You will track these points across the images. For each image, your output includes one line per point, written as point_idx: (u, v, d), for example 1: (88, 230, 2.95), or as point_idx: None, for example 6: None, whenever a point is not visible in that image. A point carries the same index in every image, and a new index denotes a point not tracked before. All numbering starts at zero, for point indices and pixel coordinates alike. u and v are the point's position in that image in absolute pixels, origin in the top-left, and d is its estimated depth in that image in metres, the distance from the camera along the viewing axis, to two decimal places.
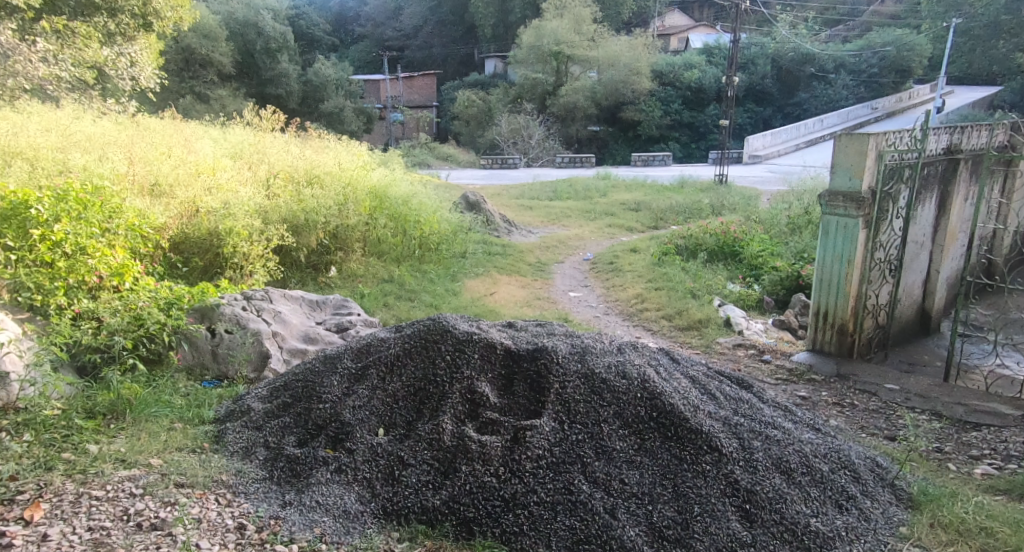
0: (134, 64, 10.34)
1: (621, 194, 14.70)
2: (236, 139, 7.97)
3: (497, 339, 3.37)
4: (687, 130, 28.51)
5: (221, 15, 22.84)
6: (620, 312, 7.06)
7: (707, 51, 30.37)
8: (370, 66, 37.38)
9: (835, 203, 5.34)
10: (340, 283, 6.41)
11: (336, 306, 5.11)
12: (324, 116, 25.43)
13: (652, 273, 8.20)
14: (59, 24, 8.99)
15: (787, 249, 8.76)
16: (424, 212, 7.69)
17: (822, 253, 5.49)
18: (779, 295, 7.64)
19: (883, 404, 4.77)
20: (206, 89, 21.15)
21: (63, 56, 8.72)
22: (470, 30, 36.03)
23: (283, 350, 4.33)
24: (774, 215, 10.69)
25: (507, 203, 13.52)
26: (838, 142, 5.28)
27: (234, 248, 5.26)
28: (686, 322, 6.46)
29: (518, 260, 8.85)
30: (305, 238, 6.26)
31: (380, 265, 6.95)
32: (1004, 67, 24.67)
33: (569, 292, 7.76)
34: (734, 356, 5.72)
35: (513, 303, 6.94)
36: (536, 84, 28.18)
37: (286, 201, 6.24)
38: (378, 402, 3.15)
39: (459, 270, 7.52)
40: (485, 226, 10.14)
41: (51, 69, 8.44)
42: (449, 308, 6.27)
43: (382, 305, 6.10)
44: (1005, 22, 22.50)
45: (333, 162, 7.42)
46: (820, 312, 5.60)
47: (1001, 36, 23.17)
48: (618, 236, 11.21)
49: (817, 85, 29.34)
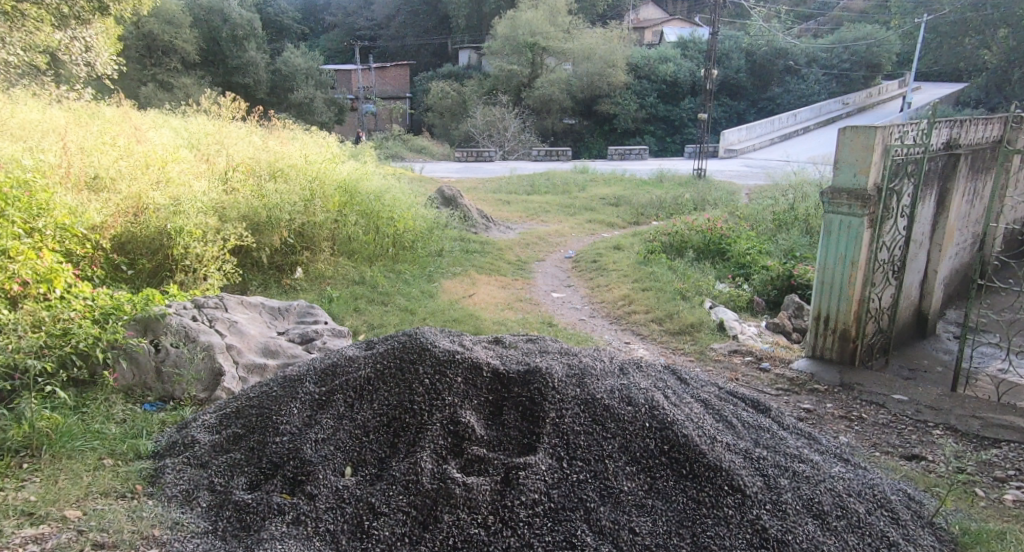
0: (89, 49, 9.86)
1: (599, 189, 14.34)
2: (195, 128, 7.44)
3: (483, 359, 2.95)
4: (662, 124, 28.26)
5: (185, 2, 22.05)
6: (607, 315, 6.68)
7: (682, 45, 30.12)
8: (341, 56, 36.57)
9: (839, 201, 4.98)
10: (307, 286, 5.93)
11: (301, 313, 4.63)
12: (293, 106, 24.71)
13: (638, 272, 7.83)
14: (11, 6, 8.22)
15: (776, 248, 8.46)
16: (397, 208, 7.23)
17: (823, 253, 5.13)
18: (771, 295, 7.32)
19: (893, 417, 4.41)
20: (169, 77, 20.38)
21: (15, 39, 8.17)
22: (443, 21, 35.39)
23: (238, 366, 3.86)
24: (757, 212, 10.40)
25: (484, 197, 13.09)
26: (841, 135, 4.93)
27: (185, 250, 4.78)
28: (677, 326, 6.09)
29: (497, 258, 8.43)
30: (267, 238, 5.74)
31: (350, 265, 6.47)
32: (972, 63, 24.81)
33: (552, 293, 7.36)
34: (730, 365, 5.35)
35: (493, 305, 6.52)
36: (511, 76, 27.59)
37: (246, 196, 5.73)
38: (345, 434, 2.71)
39: (435, 269, 7.06)
40: (462, 221, 9.69)
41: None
42: (425, 313, 5.81)
43: (353, 310, 5.63)
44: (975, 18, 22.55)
45: (299, 154, 6.90)
46: (821, 317, 5.25)
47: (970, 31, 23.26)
48: (599, 232, 10.84)
49: (790, 79, 29.29)
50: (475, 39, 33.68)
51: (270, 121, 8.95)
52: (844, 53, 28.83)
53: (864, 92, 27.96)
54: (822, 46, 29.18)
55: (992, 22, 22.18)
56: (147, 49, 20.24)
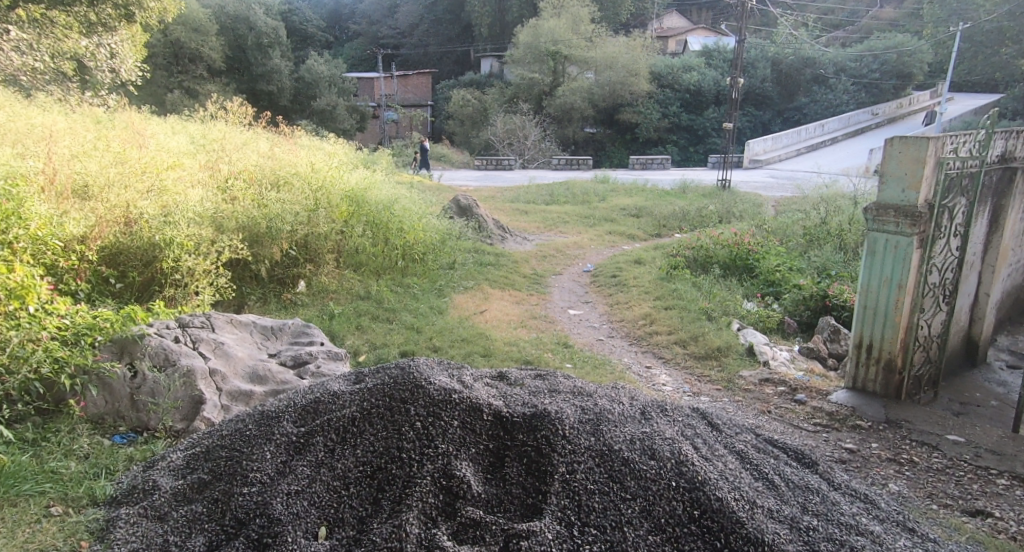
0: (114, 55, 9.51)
1: (620, 199, 13.93)
2: (202, 134, 7.18)
3: (484, 400, 2.59)
4: (685, 134, 27.81)
5: (211, 9, 22.05)
6: (627, 335, 6.27)
7: (706, 53, 29.66)
8: (364, 64, 36.52)
9: (884, 218, 4.57)
10: (308, 301, 5.60)
11: (295, 332, 4.29)
12: (316, 114, 24.58)
13: (660, 288, 7.42)
14: (37, 13, 8.10)
15: (807, 265, 8.01)
16: (407, 219, 6.92)
17: (866, 276, 4.71)
18: (803, 316, 6.87)
19: (949, 462, 4.05)
20: (194, 85, 20.33)
21: (40, 46, 8.02)
22: (466, 29, 35.21)
23: (221, 394, 3.50)
24: (786, 226, 9.94)
25: (500, 206, 12.75)
26: (889, 145, 4.52)
27: (175, 263, 4.45)
28: (703, 350, 5.68)
29: (512, 270, 8.07)
30: (266, 250, 5.40)
31: (356, 278, 6.15)
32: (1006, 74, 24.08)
33: (569, 309, 6.97)
34: (761, 396, 4.95)
35: (506, 322, 6.15)
36: (532, 84, 27.28)
37: (246, 206, 5.40)
38: (322, 487, 2.35)
39: (446, 283, 6.72)
40: (476, 232, 9.33)
41: (24, 58, 7.76)
42: (433, 331, 5.45)
43: (356, 328, 5.29)
44: (1012, 27, 21.86)
45: (304, 162, 6.62)
46: (863, 345, 4.82)
47: (1005, 41, 22.58)
48: (619, 245, 10.44)
49: (817, 89, 28.68)
50: (497, 47, 33.44)
51: (280, 127, 8.70)
52: (873, 63, 28.16)
53: (893, 103, 27.28)
54: (850, 55, 28.54)
55: None
56: (174, 57, 20.23)
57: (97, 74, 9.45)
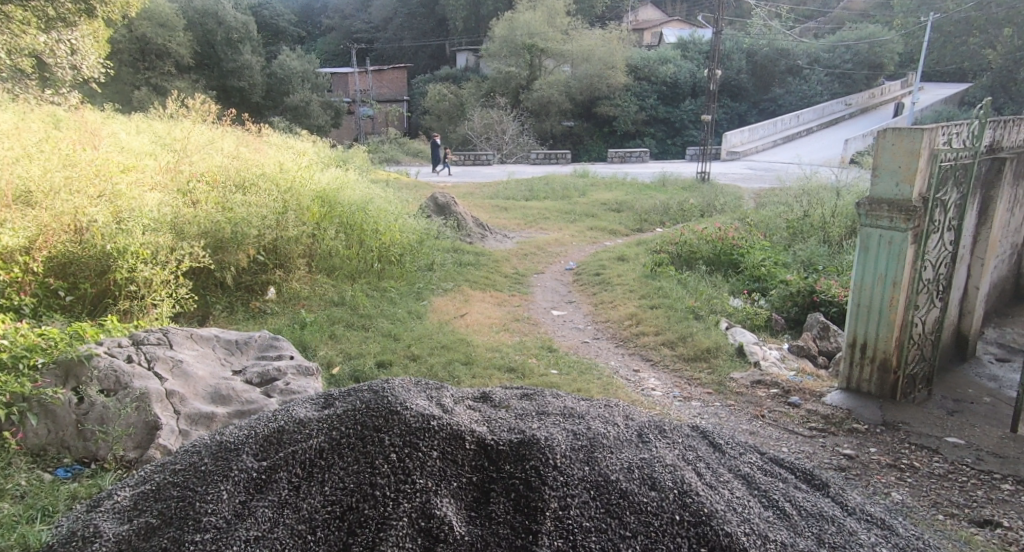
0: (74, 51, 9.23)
1: (601, 194, 13.72)
2: (164, 133, 6.83)
3: (466, 426, 2.35)
4: (662, 126, 27.70)
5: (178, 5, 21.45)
6: (613, 337, 6.05)
7: (682, 45, 29.57)
8: (339, 59, 35.94)
9: (878, 212, 4.38)
10: (278, 309, 5.32)
11: (262, 346, 4.00)
12: (289, 110, 24.06)
13: (645, 286, 7.22)
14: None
15: (793, 259, 7.87)
16: (382, 220, 6.65)
17: (860, 273, 4.52)
18: (791, 313, 6.70)
19: (952, 467, 3.86)
20: (163, 82, 19.78)
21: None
22: (440, 23, 34.80)
23: (179, 417, 3.23)
24: (768, 219, 9.80)
25: (479, 203, 12.48)
26: (881, 137, 4.32)
27: (130, 274, 4.14)
28: (691, 352, 5.48)
29: (493, 270, 7.82)
30: (231, 257, 5.08)
31: (330, 284, 5.87)
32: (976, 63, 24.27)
33: (552, 310, 6.75)
34: (754, 399, 4.74)
35: (488, 326, 5.90)
36: (509, 78, 26.98)
37: (209, 210, 5.09)
38: (285, 533, 2.09)
39: (424, 286, 6.47)
40: (455, 231, 9.07)
41: None
42: (410, 339, 5.18)
43: (329, 337, 5.01)
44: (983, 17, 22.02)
45: (271, 163, 6.34)
46: (857, 344, 4.64)
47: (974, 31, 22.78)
48: (601, 241, 10.23)
49: (792, 80, 28.71)
50: (472, 41, 33.11)
51: (248, 126, 8.38)
52: (845, 53, 28.24)
53: (867, 93, 27.40)
54: (824, 46, 28.60)
55: (998, 20, 21.68)
56: (140, 53, 19.63)
57: (57, 70, 9.13)
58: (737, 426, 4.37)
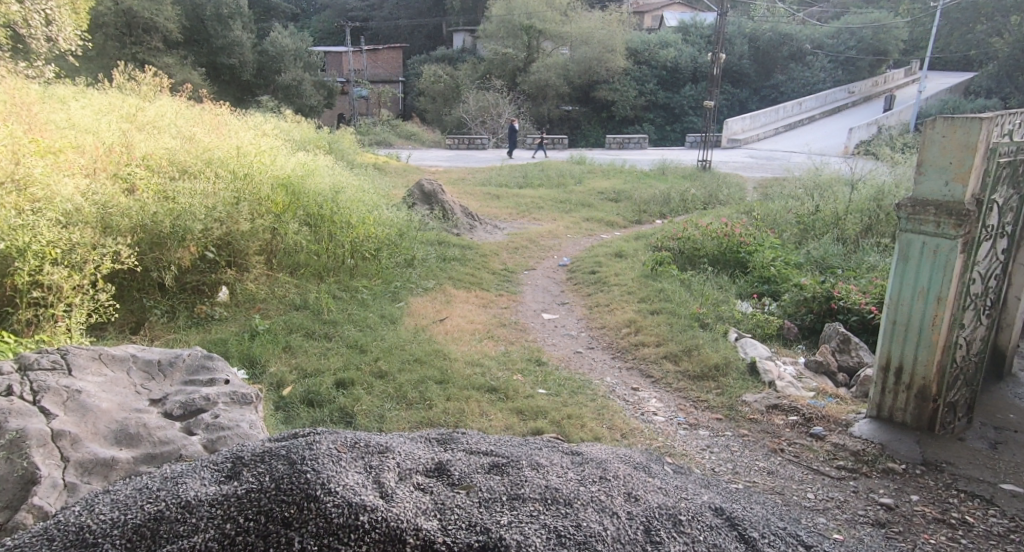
0: (50, 23, 8.49)
1: (598, 182, 13.05)
2: (115, 109, 6.14)
3: (409, 521, 1.93)
4: (662, 112, 27.00)
5: None
6: (609, 347, 5.41)
7: (684, 29, 28.82)
8: (333, 38, 34.89)
9: (923, 216, 3.72)
10: (229, 314, 4.67)
11: (192, 367, 3.32)
12: (281, 89, 23.23)
13: (645, 288, 6.57)
14: None
15: (806, 260, 7.25)
16: (356, 211, 5.97)
17: (896, 286, 3.86)
18: (806, 321, 6.06)
19: (1014, 524, 3.22)
20: (150, 58, 18.93)
21: None
22: (437, 2, 33.90)
23: (67, 466, 2.57)
24: (776, 213, 9.16)
25: (470, 190, 11.79)
26: (929, 127, 3.70)
27: (35, 278, 3.51)
28: (697, 369, 4.84)
29: (479, 266, 7.15)
30: (172, 254, 4.43)
31: (293, 283, 5.24)
32: (982, 51, 23.59)
33: (543, 313, 6.10)
34: (771, 428, 4.11)
35: (470, 333, 5.23)
36: (506, 60, 26.13)
37: (148, 199, 4.46)
38: None
39: (403, 285, 5.81)
40: (441, 221, 8.39)
41: None
42: (380, 351, 4.52)
43: (283, 350, 4.36)
44: None
45: (227, 146, 5.66)
46: (891, 368, 3.93)
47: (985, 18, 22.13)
48: (597, 233, 9.58)
49: (795, 66, 27.96)
50: (469, 21, 32.21)
51: (215, 106, 7.68)
52: (851, 39, 27.46)
53: (871, 81, 26.73)
54: (829, 32, 27.85)
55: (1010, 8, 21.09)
56: (127, 27, 18.68)
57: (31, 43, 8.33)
58: (751, 463, 3.75)
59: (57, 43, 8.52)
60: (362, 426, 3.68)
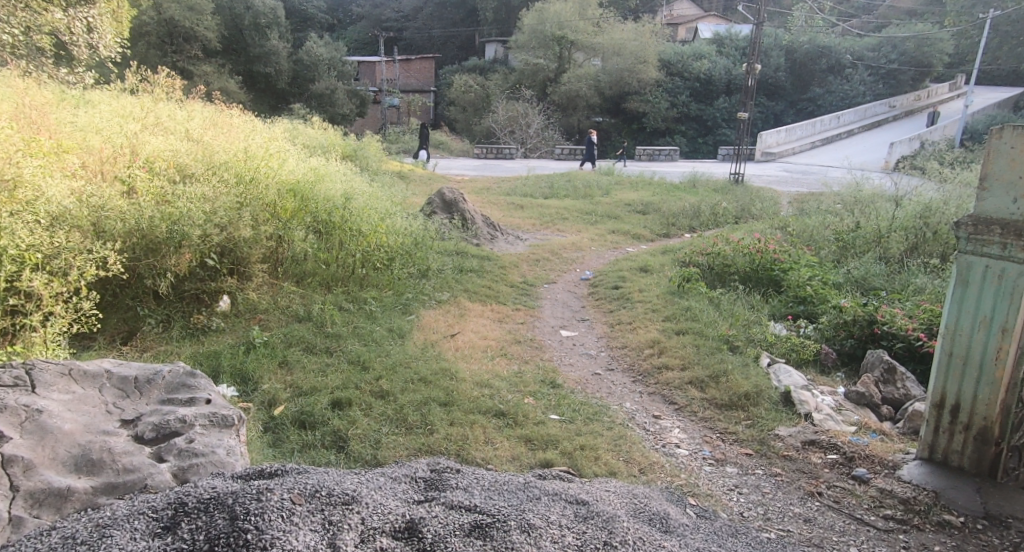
0: (92, 29, 8.27)
1: (626, 193, 12.69)
2: (127, 110, 5.96)
3: None
4: (694, 124, 26.59)
5: None
6: (630, 369, 5.06)
7: (718, 41, 28.35)
8: (367, 48, 35.04)
9: (986, 237, 3.35)
10: (227, 326, 4.42)
11: (171, 386, 3.04)
12: (314, 97, 23.27)
13: (671, 306, 6.21)
14: None
15: (844, 280, 6.84)
16: (367, 219, 5.70)
17: (953, 314, 3.47)
18: (845, 346, 5.65)
19: None
20: (189, 66, 19.10)
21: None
22: (470, 13, 33.86)
23: (16, 497, 2.29)
24: (813, 230, 8.73)
25: (495, 200, 11.54)
26: (995, 136, 3.35)
27: (11, 285, 3.28)
28: (726, 397, 4.46)
29: (498, 279, 6.86)
30: (168, 261, 4.19)
31: (298, 293, 4.98)
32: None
33: (561, 330, 5.77)
34: (807, 468, 3.73)
35: (481, 350, 4.91)
36: (537, 70, 25.88)
37: (146, 202, 4.23)
38: None
39: (415, 297, 5.54)
40: (460, 231, 8.11)
41: None
42: (383, 368, 4.21)
43: (280, 366, 4.08)
44: None
45: (235, 149, 5.44)
46: (946, 406, 3.53)
47: None
48: (623, 246, 9.23)
49: (831, 80, 27.31)
50: (501, 31, 32.07)
51: (237, 110, 7.51)
52: (891, 52, 26.74)
53: (910, 95, 25.99)
54: (868, 45, 27.18)
55: None
56: (167, 36, 18.85)
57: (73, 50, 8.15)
58: (785, 508, 3.37)
59: (96, 50, 8.36)
60: (356, 453, 3.38)
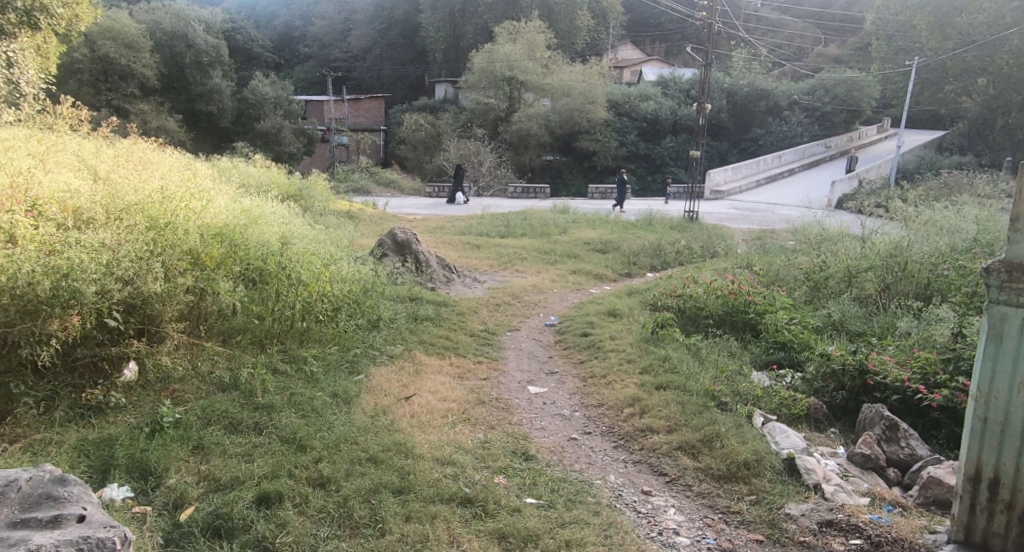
0: (10, 65, 7.21)
1: (583, 231, 12.27)
2: (25, 141, 5.18)
3: None
4: (643, 162, 26.64)
5: (145, 24, 19.90)
6: (610, 432, 4.47)
7: (664, 83, 28.65)
8: (314, 87, 34.48)
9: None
10: (129, 403, 3.70)
11: (28, 500, 2.30)
12: (259, 136, 22.36)
13: (647, 355, 5.67)
14: None
15: (823, 324, 6.43)
16: (309, 266, 5.02)
17: (987, 374, 2.86)
18: (836, 398, 5.16)
19: None
20: (125, 103, 18.16)
21: None
22: (420, 53, 33.66)
23: None
24: (781, 270, 8.38)
25: (449, 239, 10.95)
26: None
27: None
28: (723, 467, 3.89)
29: (456, 328, 6.21)
30: (49, 325, 3.45)
31: (222, 356, 4.26)
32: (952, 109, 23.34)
33: (529, 387, 5.13)
34: None
35: (442, 416, 4.24)
36: (488, 109, 25.45)
37: (24, 252, 3.50)
38: None
39: (363, 353, 4.86)
40: (414, 274, 7.49)
41: None
42: (324, 446, 3.52)
43: (193, 452, 3.36)
44: (948, 66, 21.42)
45: (150, 188, 4.74)
46: (983, 479, 2.91)
47: (947, 79, 22.06)
48: (586, 288, 8.72)
49: (771, 121, 27.68)
50: (450, 72, 31.85)
51: (165, 148, 6.77)
52: (825, 95, 27.31)
53: (846, 136, 26.61)
54: (803, 89, 27.72)
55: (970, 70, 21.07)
56: (102, 73, 17.94)
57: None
58: None
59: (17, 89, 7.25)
60: None
